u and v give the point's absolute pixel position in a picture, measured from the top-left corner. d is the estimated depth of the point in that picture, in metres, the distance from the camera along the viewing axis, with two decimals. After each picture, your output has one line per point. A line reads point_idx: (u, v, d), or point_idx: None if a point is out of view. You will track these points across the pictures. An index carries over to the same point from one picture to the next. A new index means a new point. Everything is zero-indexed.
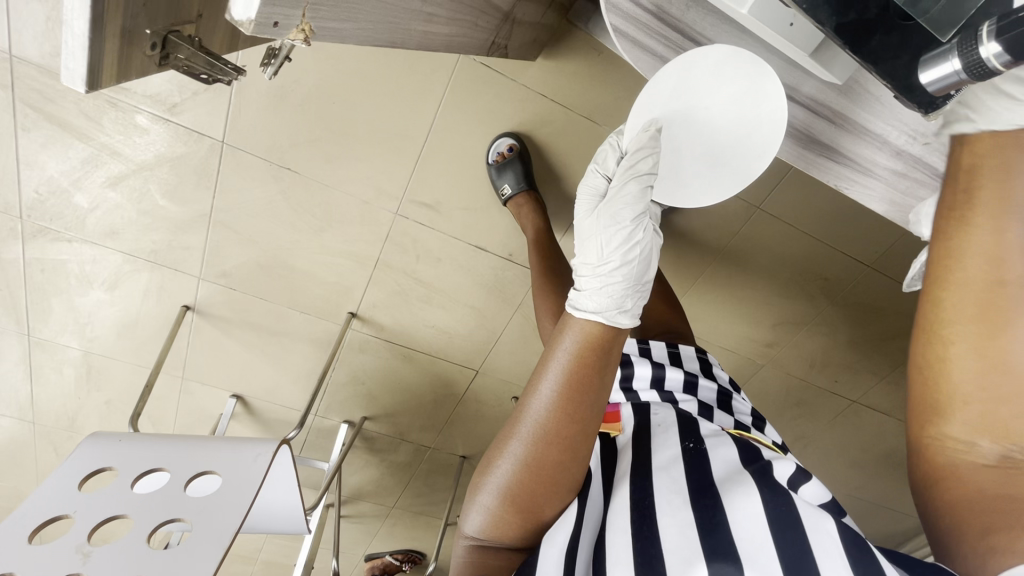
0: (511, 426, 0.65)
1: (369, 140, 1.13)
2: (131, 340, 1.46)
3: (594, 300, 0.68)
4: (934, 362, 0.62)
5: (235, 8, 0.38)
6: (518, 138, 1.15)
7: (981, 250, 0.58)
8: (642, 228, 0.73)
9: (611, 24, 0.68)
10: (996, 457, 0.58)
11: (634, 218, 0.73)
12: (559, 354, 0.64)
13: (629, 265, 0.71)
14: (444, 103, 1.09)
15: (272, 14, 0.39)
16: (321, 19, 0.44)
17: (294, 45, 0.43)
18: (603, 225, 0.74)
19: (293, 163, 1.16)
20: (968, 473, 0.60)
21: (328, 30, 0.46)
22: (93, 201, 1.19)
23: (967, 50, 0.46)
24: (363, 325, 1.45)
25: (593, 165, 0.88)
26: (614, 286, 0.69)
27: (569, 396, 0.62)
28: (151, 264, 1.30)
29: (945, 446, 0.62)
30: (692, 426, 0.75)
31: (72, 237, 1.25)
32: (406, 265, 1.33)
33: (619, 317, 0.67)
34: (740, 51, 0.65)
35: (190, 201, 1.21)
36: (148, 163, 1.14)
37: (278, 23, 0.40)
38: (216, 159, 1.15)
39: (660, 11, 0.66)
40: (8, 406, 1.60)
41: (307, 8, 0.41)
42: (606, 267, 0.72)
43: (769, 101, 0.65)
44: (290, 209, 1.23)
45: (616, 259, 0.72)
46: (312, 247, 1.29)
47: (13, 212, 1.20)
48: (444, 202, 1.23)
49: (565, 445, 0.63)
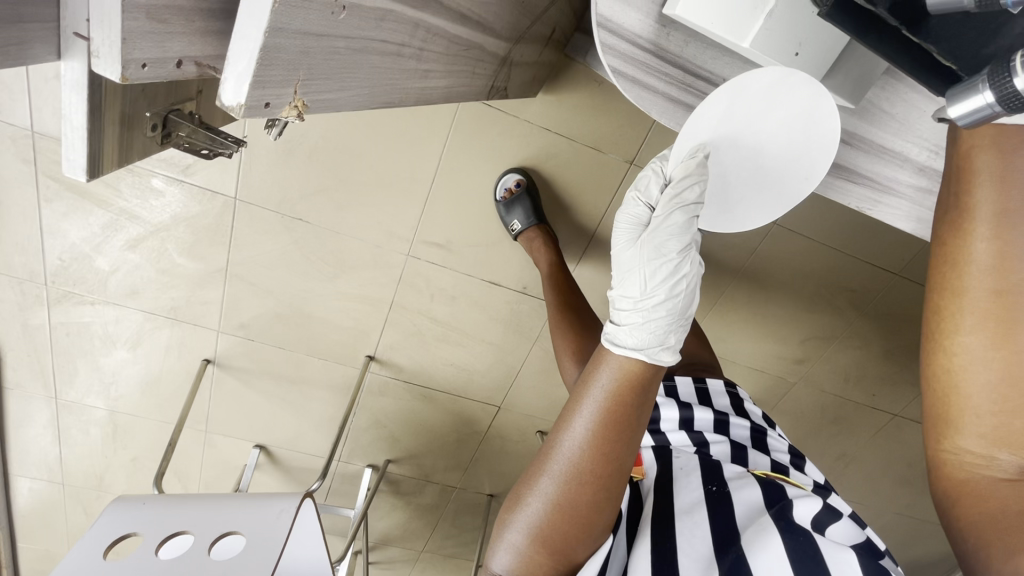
0: (541, 463, 0.62)
1: (377, 186, 1.14)
2: (155, 396, 1.47)
3: (634, 335, 0.64)
4: (945, 374, 0.59)
5: (223, 92, 0.36)
6: (525, 172, 1.15)
7: (982, 260, 0.55)
8: (689, 260, 0.68)
9: (611, 62, 0.63)
10: (1015, 470, 0.55)
11: (681, 249, 0.68)
12: (596, 392, 0.60)
13: (675, 299, 0.67)
14: (449, 145, 1.10)
15: (264, 95, 0.37)
16: (316, 91, 0.42)
17: (288, 122, 0.41)
18: (645, 258, 0.68)
19: (305, 214, 1.17)
20: (990, 490, 0.56)
21: (323, 102, 0.43)
22: (113, 263, 1.22)
23: (1000, 81, 0.37)
24: (382, 369, 1.44)
25: (633, 192, 0.76)
26: (657, 321, 0.65)
27: (605, 435, 0.59)
28: (172, 320, 1.32)
29: (961, 461, 0.58)
30: (714, 468, 0.70)
31: (95, 299, 1.27)
32: (422, 306, 1.32)
33: (661, 355, 0.63)
34: (794, 73, 0.57)
35: (206, 257, 1.22)
36: (165, 223, 1.17)
37: (269, 104, 0.38)
38: (230, 215, 1.17)
39: (658, 49, 0.63)
40: (39, 469, 1.62)
41: (298, 85, 0.39)
42: (647, 299, 0.68)
43: (821, 125, 0.58)
44: (303, 258, 1.24)
45: (660, 293, 0.67)
46: (327, 294, 1.30)
47: (38, 280, 1.23)
48: (455, 240, 1.23)
49: (601, 485, 0.60)
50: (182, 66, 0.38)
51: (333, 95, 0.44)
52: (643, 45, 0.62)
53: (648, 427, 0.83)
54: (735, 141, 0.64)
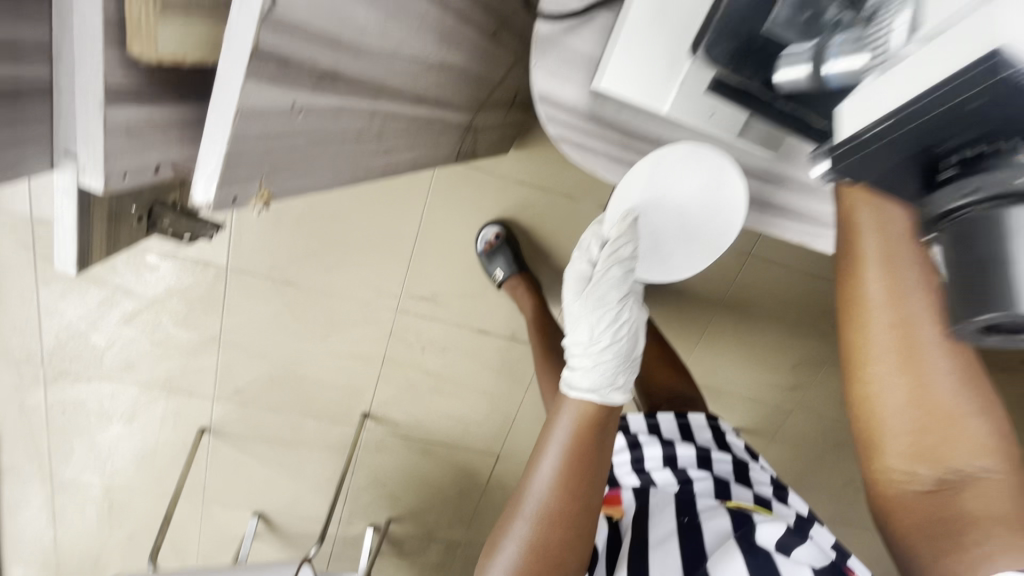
0: (513, 507, 0.63)
1: (363, 246, 1.19)
2: (151, 469, 1.46)
3: (585, 377, 0.65)
4: (863, 405, 0.58)
5: (193, 191, 0.31)
6: (504, 224, 1.20)
7: (880, 300, 0.53)
8: (628, 306, 0.68)
9: (554, 137, 0.49)
10: (933, 482, 0.58)
11: (621, 298, 0.68)
12: (559, 434, 0.61)
13: (620, 343, 0.68)
14: (429, 203, 1.15)
15: (232, 188, 0.32)
16: (283, 179, 0.37)
17: (254, 209, 0.35)
18: (589, 307, 0.69)
19: (295, 278, 1.21)
20: (914, 499, 0.59)
21: (292, 188, 0.39)
22: (109, 339, 1.25)
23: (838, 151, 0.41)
24: (378, 425, 1.44)
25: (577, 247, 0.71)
26: (606, 364, 0.66)
27: (571, 473, 0.60)
28: (167, 391, 1.33)
29: (889, 479, 0.60)
30: (689, 501, 0.74)
31: (91, 375, 1.29)
32: (414, 359, 1.34)
33: (614, 395, 0.65)
34: (700, 144, 0.50)
35: (200, 326, 1.25)
36: (159, 297, 1.20)
37: (236, 198, 0.32)
38: (222, 284, 1.20)
39: (594, 111, 0.48)
40: (34, 553, 1.59)
41: (265, 177, 0.34)
42: (595, 347, 0.69)
43: (731, 190, 0.51)
44: (294, 320, 1.27)
45: (605, 339, 0.68)
46: (320, 354, 1.32)
47: (35, 360, 1.25)
48: (442, 293, 1.26)
49: (569, 522, 0.61)
50: (161, 170, 0.39)
51: (299, 180, 0.39)
52: (582, 114, 0.48)
53: (633, 467, 0.81)
54: (657, 203, 0.57)
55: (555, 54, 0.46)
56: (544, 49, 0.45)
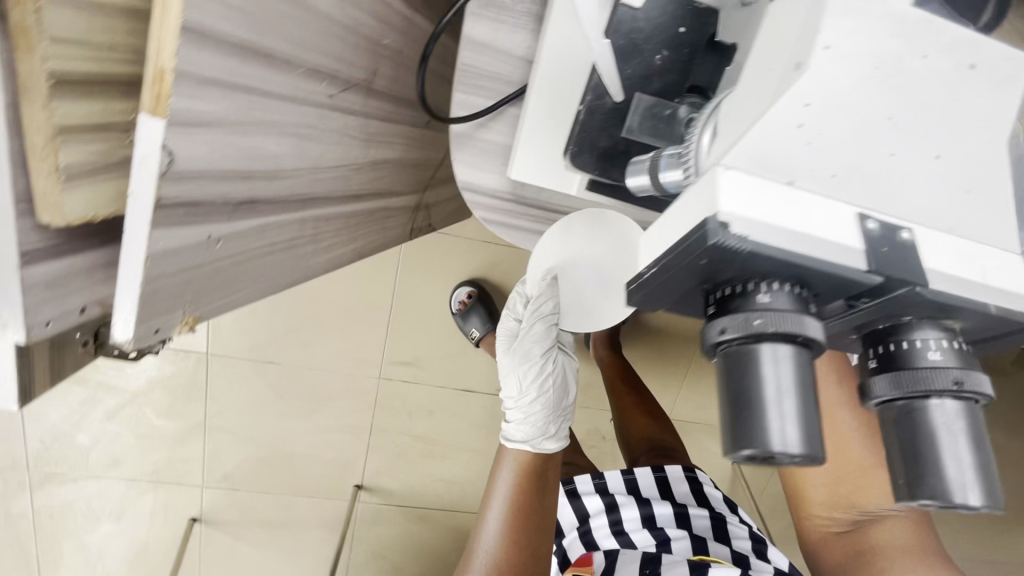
0: (465, 567, 0.64)
1: (340, 318, 1.21)
2: (142, 568, 1.41)
3: (520, 427, 0.68)
4: None
5: (115, 330, 0.32)
6: (476, 284, 1.23)
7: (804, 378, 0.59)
8: (553, 359, 0.69)
9: (483, 220, 0.52)
10: (848, 524, 0.63)
11: (544, 352, 0.68)
12: (501, 485, 0.65)
13: (548, 394, 0.69)
14: (401, 270, 1.18)
15: (153, 322, 0.34)
16: (213, 303, 0.40)
17: (175, 338, 0.37)
18: (514, 362, 0.69)
19: (275, 356, 1.22)
20: (833, 537, 0.65)
21: (223, 305, 0.41)
22: (94, 436, 1.24)
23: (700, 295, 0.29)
24: (372, 496, 1.40)
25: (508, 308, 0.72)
26: (535, 415, 0.68)
27: (515, 524, 0.62)
28: (155, 483, 1.32)
29: (815, 517, 0.66)
30: (654, 554, 0.75)
31: (76, 476, 1.28)
32: (401, 425, 1.34)
33: (546, 443, 0.68)
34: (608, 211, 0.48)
35: (183, 414, 1.25)
36: (141, 389, 1.21)
37: (159, 329, 0.35)
38: (203, 370, 1.22)
39: (520, 194, 0.50)
40: None
41: (189, 306, 0.37)
42: (524, 399, 0.69)
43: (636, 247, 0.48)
44: (278, 399, 1.27)
45: (533, 391, 0.69)
46: (307, 429, 1.31)
47: (20, 466, 1.24)
48: (422, 356, 1.27)
49: (521, 575, 0.62)
50: (88, 310, 0.35)
51: (229, 299, 0.41)
52: (508, 198, 0.50)
53: (612, 529, 0.81)
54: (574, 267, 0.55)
55: (471, 148, 0.48)
56: (460, 144, 0.48)
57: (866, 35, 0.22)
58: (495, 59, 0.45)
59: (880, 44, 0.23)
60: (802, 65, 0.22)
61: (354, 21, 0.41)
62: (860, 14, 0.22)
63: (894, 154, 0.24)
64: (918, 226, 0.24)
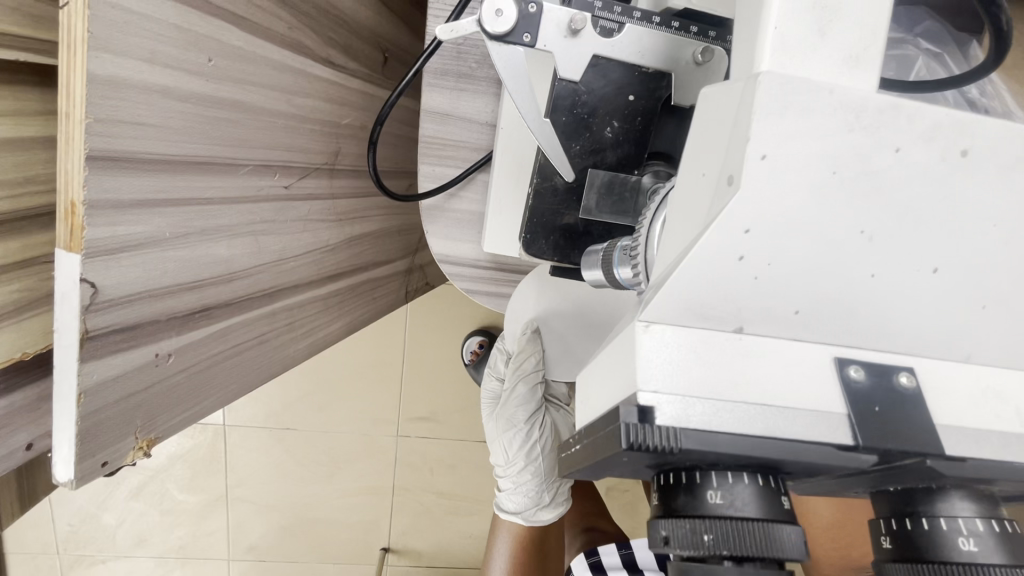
0: None
1: (352, 378, 1.19)
2: None
3: (512, 499, 0.62)
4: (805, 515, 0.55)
5: (56, 470, 0.30)
6: (487, 331, 1.18)
7: None
8: (541, 424, 0.62)
9: (465, 291, 0.49)
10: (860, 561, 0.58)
11: (530, 417, 0.61)
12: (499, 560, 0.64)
13: (538, 462, 0.61)
14: (409, 325, 1.18)
15: (100, 453, 0.31)
16: (175, 419, 0.37)
17: (130, 466, 0.34)
18: (498, 429, 0.62)
19: (291, 422, 1.21)
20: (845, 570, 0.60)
21: (186, 419, 0.38)
22: (120, 516, 1.24)
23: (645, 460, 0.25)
24: (400, 559, 1.33)
25: (488, 369, 0.66)
26: (527, 485, 0.62)
27: None
28: (181, 560, 1.29)
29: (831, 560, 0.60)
30: None
31: (105, 557, 1.27)
32: (423, 483, 1.29)
33: (540, 514, 0.63)
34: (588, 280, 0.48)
35: (205, 487, 1.24)
36: (162, 465, 1.21)
37: (107, 461, 0.32)
38: (221, 441, 1.21)
39: (499, 260, 0.48)
40: None
41: (140, 429, 0.34)
42: (512, 468, 0.62)
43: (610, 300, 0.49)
44: (297, 465, 1.25)
45: (521, 461, 0.61)
46: (328, 494, 1.27)
47: (51, 550, 1.25)
48: (439, 410, 1.24)
49: None
50: (35, 446, 0.33)
51: (191, 411, 0.38)
52: (487, 264, 0.48)
53: None
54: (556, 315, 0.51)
55: (443, 220, 0.46)
56: (431, 217, 0.46)
57: (817, 139, 0.20)
58: (455, 127, 0.43)
59: (834, 146, 0.20)
60: (733, 179, 0.20)
61: (307, 111, 0.40)
62: (805, 113, 0.19)
63: (876, 273, 0.21)
64: (916, 363, 0.22)
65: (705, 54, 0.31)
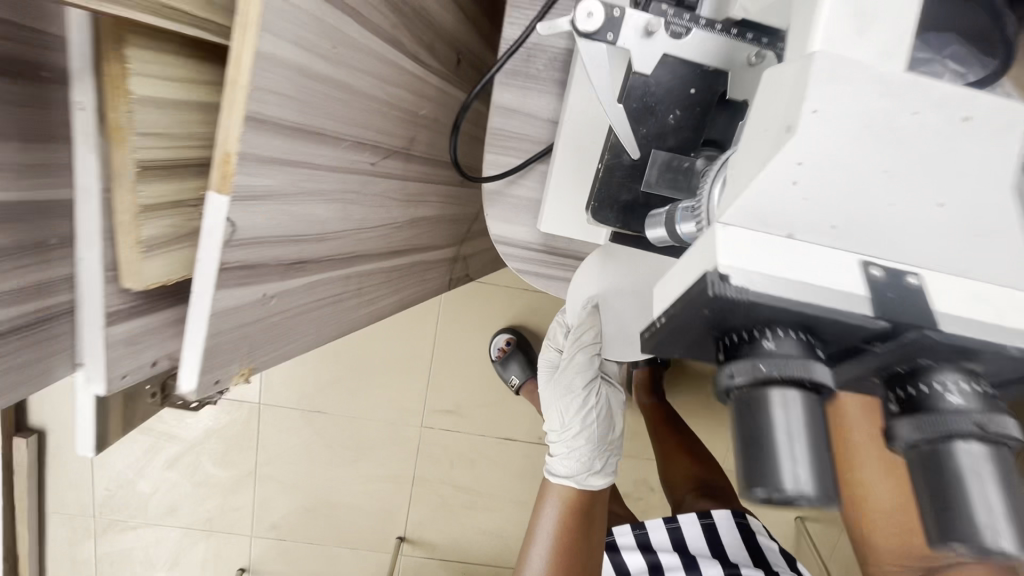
0: None
1: (383, 367, 1.24)
2: None
3: (565, 464, 0.70)
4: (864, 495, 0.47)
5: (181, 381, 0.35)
6: (514, 331, 1.24)
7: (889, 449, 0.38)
8: (597, 392, 0.68)
9: (517, 270, 0.54)
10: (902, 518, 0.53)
11: (587, 385, 0.68)
12: (545, 523, 0.69)
13: (592, 427, 0.69)
14: (441, 320, 1.22)
15: (214, 372, 0.37)
16: (268, 355, 0.43)
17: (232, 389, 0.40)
18: (557, 395, 0.69)
19: (321, 405, 1.26)
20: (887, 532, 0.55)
21: (275, 357, 0.44)
22: (154, 485, 1.30)
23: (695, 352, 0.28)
24: (415, 549, 1.37)
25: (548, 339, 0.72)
26: (581, 450, 0.69)
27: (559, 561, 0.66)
28: (206, 533, 1.34)
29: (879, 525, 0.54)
30: None
31: (136, 523, 1.33)
32: (442, 475, 1.32)
33: (591, 479, 0.70)
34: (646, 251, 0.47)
35: (236, 462, 1.29)
36: (198, 439, 1.27)
37: (219, 380, 0.37)
38: (254, 419, 1.27)
39: (550, 242, 0.53)
40: None
41: (245, 357, 0.39)
42: (567, 432, 0.69)
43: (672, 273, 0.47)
44: (323, 448, 1.30)
45: (577, 426, 0.68)
46: (351, 479, 1.32)
47: (86, 513, 1.31)
48: (463, 404, 1.28)
49: None
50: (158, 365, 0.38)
51: (278, 351, 0.44)
52: (539, 247, 0.53)
53: None
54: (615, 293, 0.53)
55: (502, 204, 0.51)
56: (493, 201, 0.51)
57: (850, 94, 0.23)
58: (522, 121, 0.49)
59: (866, 102, 0.23)
60: (791, 127, 0.23)
61: (395, 98, 0.46)
62: (847, 84, 0.23)
63: (893, 204, 0.24)
64: (925, 274, 0.25)
65: (757, 57, 0.35)
